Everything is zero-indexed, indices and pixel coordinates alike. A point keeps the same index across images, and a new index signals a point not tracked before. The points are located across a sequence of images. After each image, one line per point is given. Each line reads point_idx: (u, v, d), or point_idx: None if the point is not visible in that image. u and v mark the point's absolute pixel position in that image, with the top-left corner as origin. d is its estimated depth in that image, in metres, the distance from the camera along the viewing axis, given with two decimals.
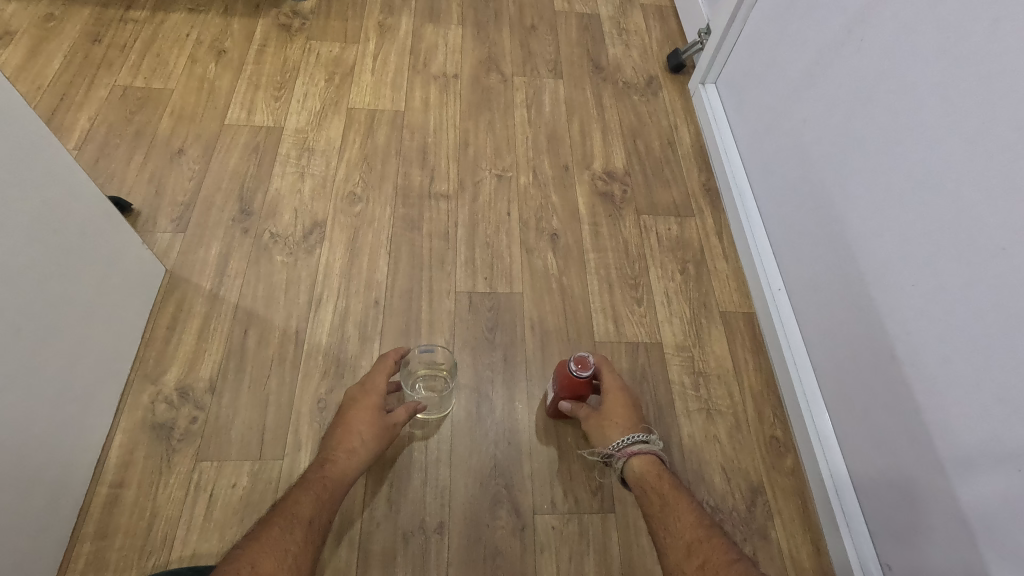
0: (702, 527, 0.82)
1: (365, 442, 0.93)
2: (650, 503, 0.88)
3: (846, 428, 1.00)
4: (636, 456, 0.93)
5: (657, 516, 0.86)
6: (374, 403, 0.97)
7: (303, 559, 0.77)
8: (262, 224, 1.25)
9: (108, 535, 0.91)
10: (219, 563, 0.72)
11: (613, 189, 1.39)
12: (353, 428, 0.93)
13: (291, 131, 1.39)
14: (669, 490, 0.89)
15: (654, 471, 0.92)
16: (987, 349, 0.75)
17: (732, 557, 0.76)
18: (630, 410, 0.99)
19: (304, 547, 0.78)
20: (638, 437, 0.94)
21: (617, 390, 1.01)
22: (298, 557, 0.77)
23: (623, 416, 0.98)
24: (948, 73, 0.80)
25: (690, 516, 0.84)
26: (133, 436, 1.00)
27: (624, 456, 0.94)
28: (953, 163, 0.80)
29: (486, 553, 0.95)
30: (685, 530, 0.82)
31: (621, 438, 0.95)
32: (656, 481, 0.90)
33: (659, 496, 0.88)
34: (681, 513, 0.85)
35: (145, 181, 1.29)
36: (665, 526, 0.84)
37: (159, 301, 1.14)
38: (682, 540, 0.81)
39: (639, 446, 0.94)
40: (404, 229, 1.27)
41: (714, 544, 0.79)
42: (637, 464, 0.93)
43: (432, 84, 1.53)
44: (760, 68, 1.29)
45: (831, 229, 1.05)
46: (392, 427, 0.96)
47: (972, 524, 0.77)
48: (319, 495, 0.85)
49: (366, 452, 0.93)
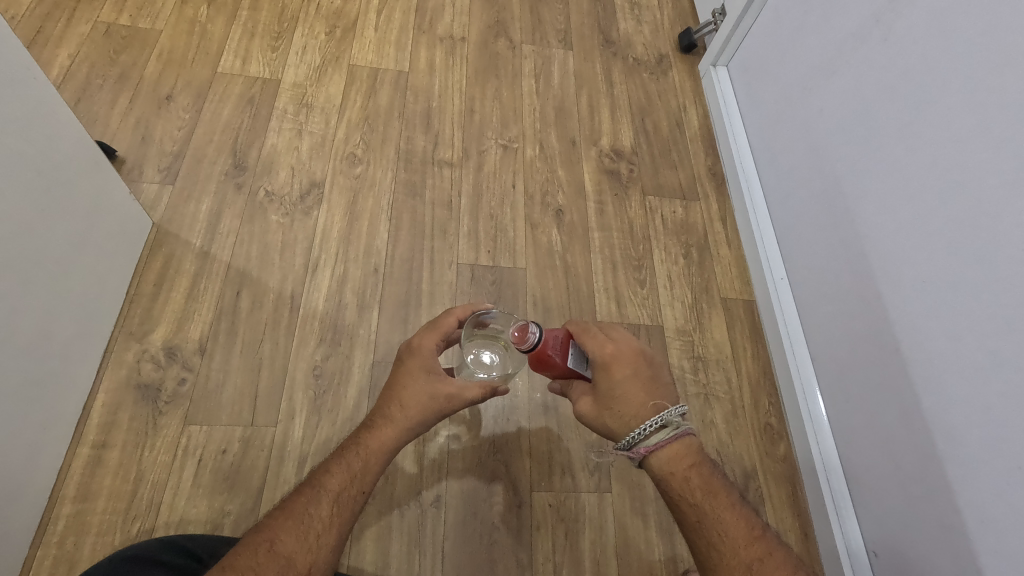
0: (756, 542, 0.61)
1: (405, 409, 0.73)
2: (683, 509, 0.64)
3: (841, 418, 1.02)
4: (659, 450, 0.65)
5: (696, 529, 0.63)
6: (420, 364, 0.75)
7: (329, 538, 0.63)
8: (257, 180, 1.19)
9: (90, 498, 0.87)
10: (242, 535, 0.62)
11: (620, 167, 1.36)
12: (394, 391, 0.74)
13: (289, 85, 1.32)
14: (705, 497, 0.63)
15: (681, 470, 0.65)
16: (997, 350, 0.74)
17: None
18: (637, 382, 0.69)
19: (333, 525, 0.64)
20: (654, 424, 0.65)
21: (615, 356, 0.70)
22: (322, 537, 0.63)
23: (626, 392, 0.68)
24: (984, 67, 0.77)
25: (741, 522, 0.62)
26: (117, 395, 0.95)
27: (640, 454, 0.66)
28: (977, 161, 0.77)
29: (483, 529, 0.95)
30: (739, 547, 0.60)
31: (635, 430, 0.66)
32: (686, 485, 0.64)
33: (695, 507, 0.63)
34: (728, 522, 0.62)
35: (131, 127, 1.21)
36: (711, 545, 0.61)
37: (145, 255, 1.08)
38: (737, 565, 0.59)
39: (657, 438, 0.65)
40: (406, 195, 1.23)
41: (778, 563, 0.59)
42: (660, 461, 0.66)
43: (437, 46, 1.46)
44: (776, 54, 1.25)
45: (839, 220, 1.04)
46: (441, 392, 0.73)
47: (965, 519, 0.78)
48: (351, 465, 0.69)
49: (407, 421, 0.72)
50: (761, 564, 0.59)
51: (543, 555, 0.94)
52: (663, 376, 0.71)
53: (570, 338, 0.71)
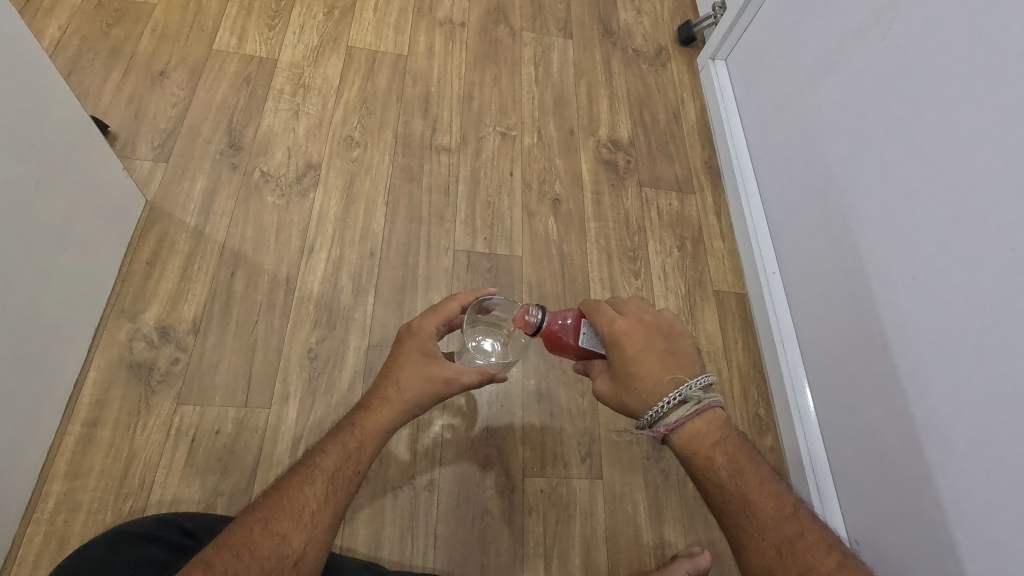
0: (787, 521, 0.57)
1: (402, 390, 0.73)
2: (709, 489, 0.60)
3: (828, 411, 1.04)
4: (681, 427, 0.62)
5: (724, 510, 0.59)
6: (419, 347, 0.75)
7: (324, 517, 0.62)
8: (252, 161, 1.18)
9: (81, 476, 0.87)
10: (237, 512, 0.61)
11: (617, 158, 1.37)
12: (392, 372, 0.74)
13: (286, 65, 1.30)
14: (731, 477, 0.59)
15: (704, 449, 0.61)
16: (982, 346, 0.76)
17: (840, 558, 0.54)
18: (652, 356, 0.65)
19: (327, 503, 0.63)
20: (673, 399, 0.61)
21: (626, 330, 0.66)
22: (317, 515, 0.62)
23: (642, 367, 0.64)
24: (979, 68, 0.78)
25: (771, 500, 0.58)
26: (109, 374, 0.95)
27: (661, 432, 0.62)
28: (969, 162, 0.79)
29: (475, 512, 0.96)
30: (769, 527, 0.56)
31: (654, 406, 0.62)
32: (710, 464, 0.60)
33: (720, 486, 0.59)
34: (756, 501, 0.58)
35: (124, 103, 1.19)
36: (740, 526, 0.58)
37: (138, 233, 1.07)
38: (767, 547, 0.56)
39: (678, 413, 0.61)
40: (403, 180, 1.22)
41: (812, 544, 0.55)
42: (682, 439, 0.62)
43: (437, 30, 1.45)
44: (775, 49, 1.26)
45: (832, 216, 1.05)
46: (439, 376, 0.73)
47: (945, 510, 0.81)
48: (347, 446, 0.68)
49: (404, 402, 0.72)
50: (794, 546, 0.55)
51: (534, 539, 0.95)
52: (684, 346, 0.66)
53: (582, 318, 0.70)
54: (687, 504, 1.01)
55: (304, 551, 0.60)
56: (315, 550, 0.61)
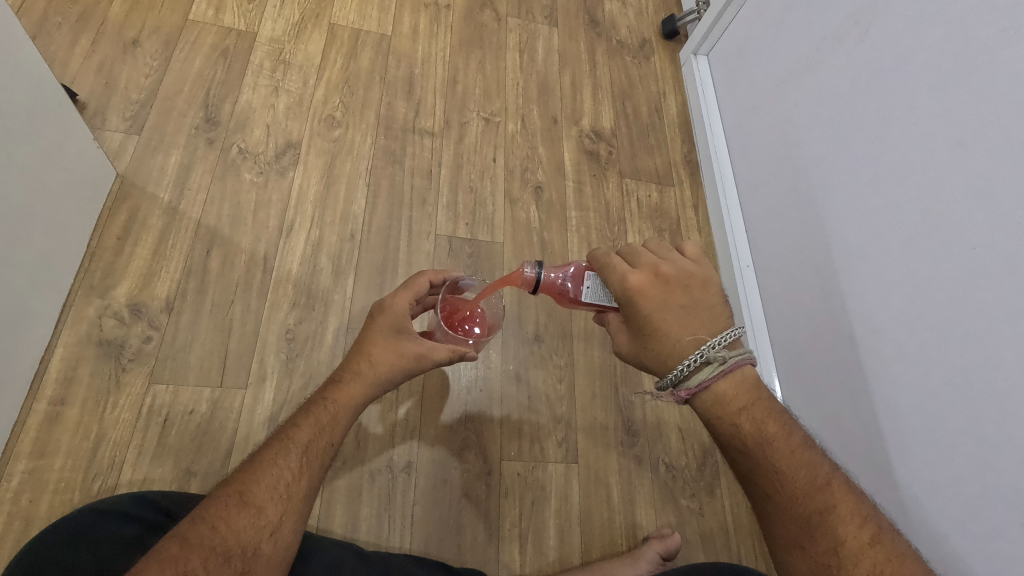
0: (818, 494, 0.54)
1: (374, 364, 0.72)
2: (735, 457, 0.58)
3: (794, 399, 1.09)
4: (706, 390, 0.60)
5: (750, 481, 0.58)
6: (389, 323, 0.74)
7: (299, 489, 0.61)
8: (230, 136, 1.15)
9: (47, 455, 0.85)
10: (210, 488, 0.59)
11: (599, 149, 1.38)
12: (363, 347, 0.73)
13: (265, 39, 1.27)
14: (754, 448, 0.57)
15: (729, 414, 0.59)
16: (941, 340, 0.80)
17: (875, 532, 0.53)
18: (669, 313, 0.63)
19: (301, 475, 0.62)
20: (695, 360, 0.59)
21: (640, 286, 0.64)
22: (292, 487, 0.61)
23: (662, 323, 0.62)
24: (951, 76, 0.81)
25: (801, 471, 0.55)
26: (77, 351, 0.92)
27: (687, 395, 0.60)
28: (938, 164, 0.82)
29: (451, 495, 0.96)
30: (798, 498, 0.55)
31: (676, 368, 0.61)
32: (736, 431, 0.58)
33: (746, 455, 0.57)
34: (786, 471, 0.56)
35: (93, 71, 1.15)
36: (767, 497, 0.56)
37: (109, 207, 1.04)
38: (794, 518, 0.54)
39: (704, 376, 0.59)
40: (385, 162, 1.21)
41: (844, 516, 0.53)
42: (705, 405, 0.60)
43: (422, 12, 1.42)
44: (756, 46, 1.28)
45: (806, 212, 1.08)
46: (409, 352, 0.73)
47: (902, 491, 0.86)
48: (320, 419, 0.67)
49: (376, 376, 0.72)
50: (824, 518, 0.54)
51: (510, 521, 0.97)
52: (707, 299, 0.64)
53: (588, 270, 0.70)
54: (659, 488, 1.04)
55: (280, 523, 0.59)
56: (292, 521, 0.60)
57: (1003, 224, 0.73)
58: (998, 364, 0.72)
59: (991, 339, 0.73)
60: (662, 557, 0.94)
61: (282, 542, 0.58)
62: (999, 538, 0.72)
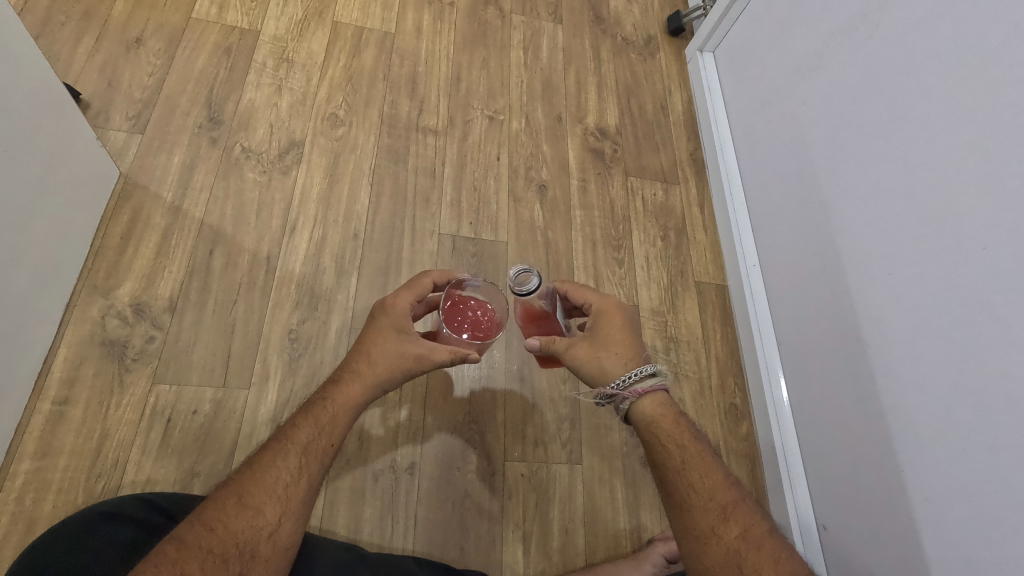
0: (731, 488, 0.64)
1: (373, 365, 0.72)
2: (670, 454, 0.66)
3: (801, 401, 1.07)
4: (648, 396, 0.69)
5: (678, 473, 0.65)
6: (391, 323, 0.74)
7: (297, 491, 0.61)
8: (232, 135, 1.15)
9: (51, 454, 0.85)
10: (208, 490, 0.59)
11: (604, 147, 1.36)
12: (364, 346, 0.73)
13: (269, 38, 1.26)
14: (689, 444, 0.67)
15: (671, 414, 0.69)
16: (951, 341, 0.79)
17: (767, 527, 0.62)
18: (627, 331, 0.73)
19: (300, 477, 0.62)
20: (647, 368, 0.69)
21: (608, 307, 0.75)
22: (291, 489, 0.61)
23: (616, 338, 0.72)
24: (962, 73, 0.79)
25: (720, 468, 0.66)
26: (80, 351, 0.92)
27: (632, 397, 0.68)
28: (951, 163, 0.80)
29: (454, 497, 0.96)
30: (717, 490, 0.63)
31: (628, 373, 0.69)
32: (675, 431, 0.68)
33: (682, 450, 0.66)
34: (708, 469, 0.65)
35: (97, 70, 1.15)
36: (692, 486, 0.64)
37: (112, 206, 1.04)
38: (714, 506, 0.62)
39: (649, 383, 0.69)
40: (388, 160, 1.20)
41: (748, 508, 0.63)
42: (650, 406, 0.69)
43: (426, 9, 1.42)
44: (763, 44, 1.26)
45: (814, 210, 1.07)
46: (410, 352, 0.72)
47: (909, 496, 0.84)
48: (319, 420, 0.66)
49: (376, 377, 0.71)
50: (733, 507, 0.62)
51: (513, 522, 0.96)
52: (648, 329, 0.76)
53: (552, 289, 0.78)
54: None
55: (278, 525, 0.58)
56: (290, 522, 0.59)
57: (1015, 223, 0.71)
58: (1010, 367, 0.71)
59: (1003, 341, 0.72)
60: (667, 559, 0.93)
61: (281, 545, 0.58)
62: (1009, 543, 0.70)
